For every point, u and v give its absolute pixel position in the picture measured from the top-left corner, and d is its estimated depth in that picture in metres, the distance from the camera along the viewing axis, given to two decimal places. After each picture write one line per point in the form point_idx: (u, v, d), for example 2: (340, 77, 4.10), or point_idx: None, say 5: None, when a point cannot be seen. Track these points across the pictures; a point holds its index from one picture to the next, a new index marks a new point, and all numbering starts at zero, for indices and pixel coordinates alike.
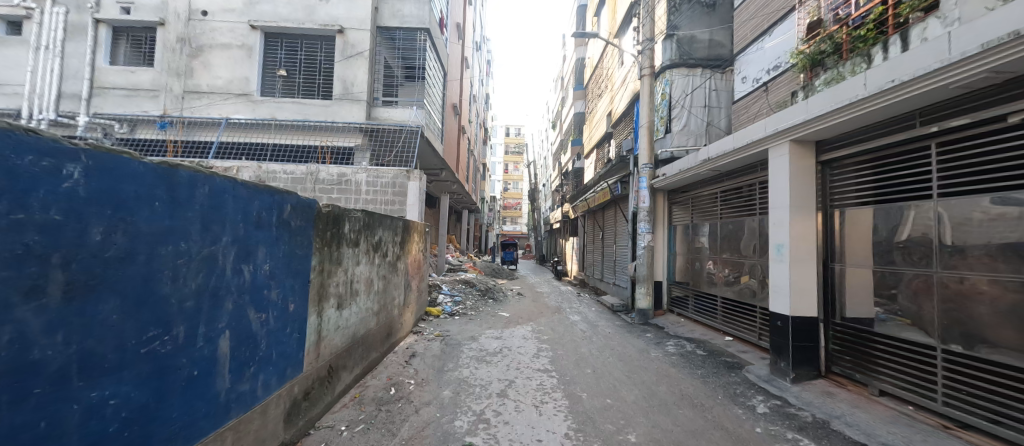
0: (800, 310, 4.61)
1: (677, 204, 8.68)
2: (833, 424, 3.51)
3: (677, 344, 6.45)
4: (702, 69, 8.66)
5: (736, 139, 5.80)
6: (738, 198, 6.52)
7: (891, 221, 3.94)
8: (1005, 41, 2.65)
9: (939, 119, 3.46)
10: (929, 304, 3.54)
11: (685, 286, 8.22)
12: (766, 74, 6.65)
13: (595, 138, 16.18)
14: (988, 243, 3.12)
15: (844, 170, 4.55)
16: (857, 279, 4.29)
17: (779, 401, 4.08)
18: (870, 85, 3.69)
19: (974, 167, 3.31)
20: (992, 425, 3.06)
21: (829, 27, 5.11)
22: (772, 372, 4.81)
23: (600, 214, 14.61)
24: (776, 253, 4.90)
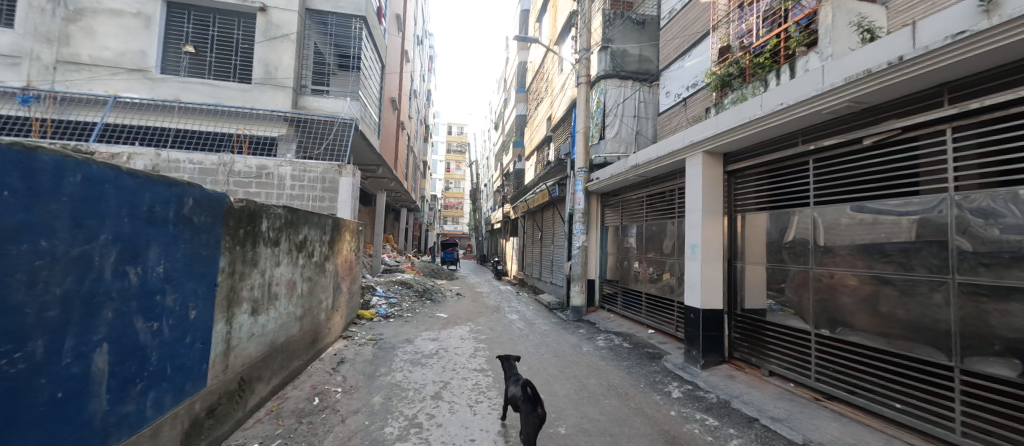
0: (710, 303, 5.16)
1: (609, 206, 9.23)
2: (733, 403, 3.98)
3: (606, 339, 6.84)
4: (632, 82, 9.32)
5: (659, 148, 6.32)
6: (662, 202, 7.11)
7: (780, 224, 4.57)
8: (863, 76, 3.22)
9: (816, 139, 4.11)
10: (807, 296, 4.17)
11: (615, 283, 8.76)
12: (686, 90, 7.35)
13: (536, 140, 16.58)
14: (850, 244, 3.74)
15: (745, 180, 5.20)
16: (755, 275, 4.91)
17: (691, 385, 4.53)
18: (765, 106, 4.26)
19: (839, 180, 3.98)
20: (850, 394, 3.70)
21: (736, 52, 5.79)
22: (686, 360, 5.33)
23: (539, 214, 15.00)
24: (691, 252, 5.41)
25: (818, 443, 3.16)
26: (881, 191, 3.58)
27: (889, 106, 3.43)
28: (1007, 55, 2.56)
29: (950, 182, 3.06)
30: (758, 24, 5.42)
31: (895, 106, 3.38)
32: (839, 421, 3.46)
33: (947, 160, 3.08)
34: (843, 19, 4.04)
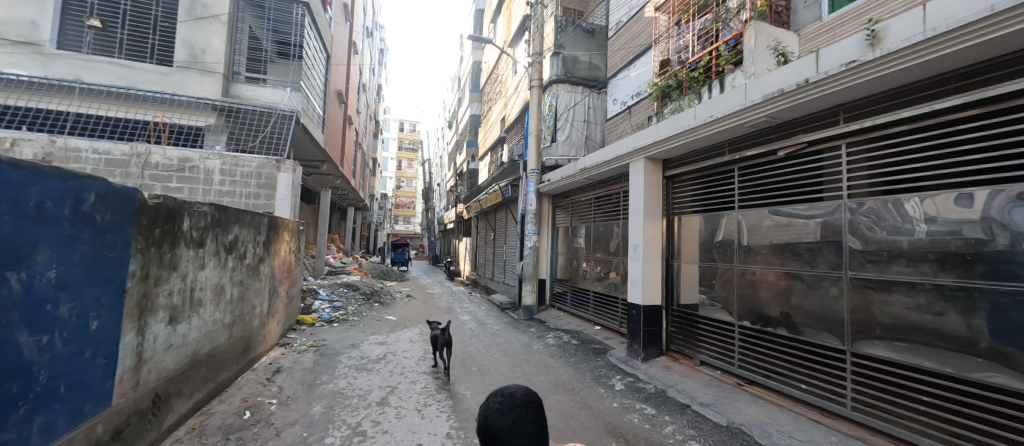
0: (650, 300, 5.50)
1: (560, 208, 9.50)
2: (669, 392, 4.28)
3: (556, 336, 7.03)
4: (582, 88, 9.67)
5: (605, 153, 6.64)
6: (608, 204, 7.45)
7: (711, 225, 4.98)
8: (777, 94, 3.63)
9: (740, 149, 4.55)
10: (732, 291, 4.59)
11: (565, 282, 9.03)
12: (631, 98, 7.77)
13: (489, 141, 16.61)
14: (769, 244, 4.18)
15: (680, 185, 5.62)
16: (689, 272, 5.31)
17: (632, 378, 4.80)
18: (698, 117, 4.64)
19: (759, 186, 4.43)
20: (765, 378, 4.14)
21: (675, 66, 6.23)
22: (628, 354, 5.64)
23: (492, 215, 15.04)
24: (633, 252, 5.73)
25: (739, 423, 3.50)
26: (792, 197, 4.04)
27: (798, 122, 3.89)
28: (885, 82, 3.03)
29: (844, 190, 3.53)
30: (693, 41, 5.88)
31: (802, 122, 3.85)
32: (757, 403, 3.86)
33: (842, 170, 3.56)
34: (763, 41, 4.51)
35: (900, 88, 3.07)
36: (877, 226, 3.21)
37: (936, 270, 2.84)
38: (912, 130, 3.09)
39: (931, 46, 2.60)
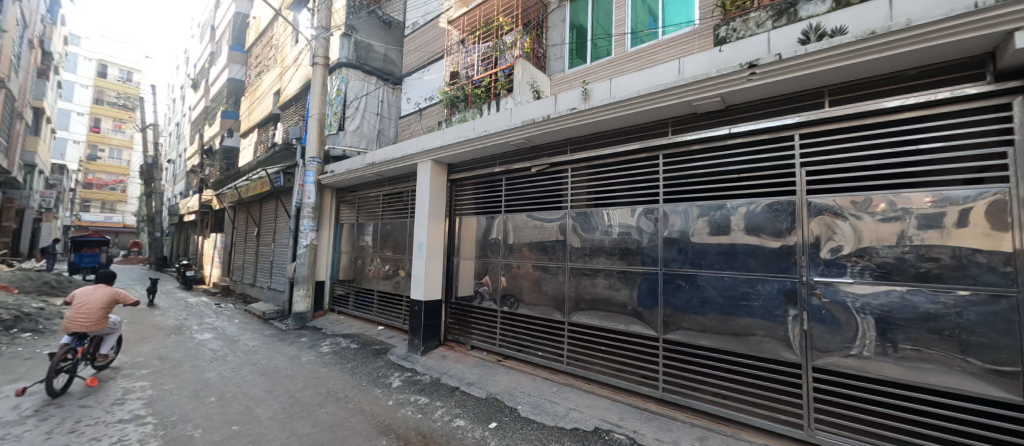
0: (431, 295, 5.80)
1: (345, 203, 8.73)
2: (442, 379, 4.64)
3: (332, 343, 6.40)
4: (376, 79, 9.33)
5: (394, 150, 6.56)
6: (397, 202, 7.36)
7: (485, 226, 5.69)
8: (531, 122, 4.51)
9: (507, 163, 5.40)
10: (498, 282, 5.40)
11: (348, 283, 8.36)
12: (423, 101, 8.00)
13: (256, 116, 13.55)
14: (525, 242, 5.15)
15: (461, 190, 6.15)
16: (466, 268, 5.89)
17: (410, 372, 4.94)
18: (477, 130, 5.20)
19: (519, 196, 5.37)
20: (517, 351, 5.07)
21: (462, 80, 6.82)
22: (409, 349, 5.75)
23: (256, 207, 12.27)
24: (417, 250, 5.89)
25: (495, 393, 4.15)
26: (541, 206, 5.10)
27: (545, 147, 4.95)
28: (592, 127, 4.24)
29: (571, 202, 4.72)
30: (478, 62, 6.61)
31: (548, 148, 4.92)
32: (509, 373, 4.69)
33: (570, 187, 4.75)
34: (527, 78, 5.54)
35: (601, 133, 4.38)
36: (586, 229, 4.48)
37: (614, 260, 4.21)
38: (605, 163, 4.43)
39: (613, 109, 3.83)
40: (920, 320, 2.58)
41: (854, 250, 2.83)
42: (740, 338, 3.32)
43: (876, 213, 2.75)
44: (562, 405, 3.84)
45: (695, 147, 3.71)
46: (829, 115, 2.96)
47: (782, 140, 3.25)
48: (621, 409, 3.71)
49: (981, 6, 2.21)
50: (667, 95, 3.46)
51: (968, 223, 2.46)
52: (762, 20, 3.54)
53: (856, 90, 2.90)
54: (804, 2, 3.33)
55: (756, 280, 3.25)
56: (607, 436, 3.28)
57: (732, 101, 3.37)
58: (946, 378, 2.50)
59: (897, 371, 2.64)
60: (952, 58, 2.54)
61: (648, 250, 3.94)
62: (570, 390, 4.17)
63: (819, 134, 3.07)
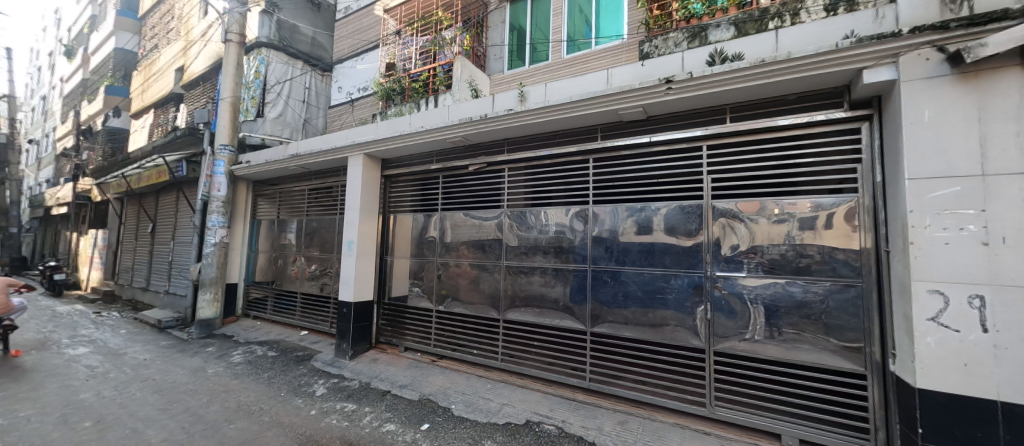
0: (361, 296, 5.51)
1: (263, 197, 7.93)
2: (371, 383, 4.44)
3: (245, 352, 5.78)
4: (302, 63, 8.63)
5: (322, 142, 6.11)
6: (324, 198, 6.86)
7: (421, 223, 5.54)
8: (468, 121, 4.49)
9: (445, 160, 5.33)
10: (434, 281, 5.30)
11: (266, 285, 7.62)
12: (356, 91, 7.56)
13: (153, 95, 11.74)
14: (462, 241, 5.12)
15: (395, 186, 5.92)
16: (400, 267, 5.69)
17: (337, 378, 4.65)
18: (412, 124, 5.05)
19: (456, 194, 5.31)
20: (453, 351, 5.01)
21: (399, 72, 6.57)
22: (336, 354, 5.41)
23: (151, 199, 10.63)
24: (346, 249, 5.56)
25: (428, 394, 4.08)
26: (478, 204, 5.10)
27: (483, 146, 4.97)
28: (529, 128, 4.34)
29: (508, 201, 4.80)
30: (416, 55, 6.43)
31: (486, 147, 4.94)
32: (444, 373, 4.63)
33: (506, 187, 4.82)
34: (465, 75, 5.48)
35: (538, 135, 4.50)
36: (522, 228, 4.59)
37: (548, 258, 4.36)
38: (541, 164, 4.56)
39: (548, 112, 3.96)
40: (796, 307, 3.05)
41: (749, 248, 3.25)
42: (657, 329, 3.64)
43: (768, 216, 3.19)
44: (496, 401, 3.89)
45: (621, 152, 3.98)
46: (732, 130, 3.36)
47: (694, 150, 3.62)
48: (552, 401, 3.87)
49: (841, 46, 2.64)
50: (597, 102, 3.66)
51: (832, 225, 2.97)
52: (678, 41, 3.92)
53: (752, 109, 3.33)
54: (713, 28, 3.75)
55: (670, 275, 3.60)
56: (537, 428, 3.39)
57: (653, 112, 3.66)
58: (813, 355, 2.99)
59: (779, 351, 3.10)
60: (822, 87, 3.02)
61: (578, 248, 4.16)
62: (504, 386, 4.25)
63: (723, 145, 3.48)
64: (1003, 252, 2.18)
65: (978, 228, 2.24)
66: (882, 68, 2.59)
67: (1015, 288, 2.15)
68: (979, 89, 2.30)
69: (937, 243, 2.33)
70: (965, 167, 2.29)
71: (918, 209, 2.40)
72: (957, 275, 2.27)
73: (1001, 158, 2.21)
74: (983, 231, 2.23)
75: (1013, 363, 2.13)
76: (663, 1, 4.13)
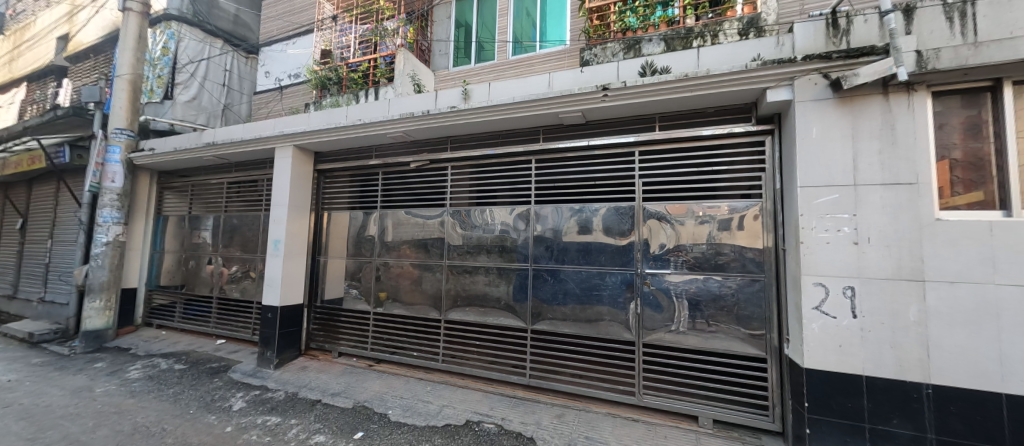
0: (289, 300, 5.08)
1: (171, 190, 7.01)
2: (299, 393, 4.12)
3: (145, 366, 5.06)
4: (222, 43, 7.77)
5: (244, 130, 5.54)
6: (246, 192, 6.23)
7: (359, 222, 5.26)
8: (410, 116, 4.34)
9: (385, 156, 5.12)
10: (372, 282, 5.07)
11: (173, 290, 6.74)
12: (286, 78, 6.97)
13: (24, 65, 9.82)
14: (403, 240, 4.95)
15: (330, 182, 5.55)
16: (334, 268, 5.35)
17: (259, 390, 4.25)
18: (349, 117, 4.77)
19: (397, 192, 5.12)
20: (391, 354, 4.83)
21: (336, 61, 6.18)
22: (258, 364, 4.94)
23: (20, 190, 8.89)
24: (272, 248, 5.10)
25: (363, 401, 3.88)
26: (420, 202, 4.96)
27: (425, 143, 4.84)
28: (471, 127, 4.31)
29: (451, 199, 4.72)
30: (355, 44, 6.09)
31: (428, 144, 4.82)
32: (381, 378, 4.45)
33: (450, 185, 4.74)
34: (408, 68, 5.30)
35: (482, 134, 4.50)
36: (465, 227, 4.55)
37: (491, 257, 4.38)
38: (484, 163, 4.56)
39: (491, 111, 3.97)
40: (713, 300, 3.37)
41: (675, 247, 3.53)
42: (592, 324, 3.82)
43: (691, 218, 3.49)
44: (435, 403, 3.82)
45: (562, 154, 4.10)
46: (661, 137, 3.62)
47: (628, 155, 3.84)
48: (492, 399, 3.89)
49: (752, 67, 2.95)
50: (539, 104, 3.74)
51: (743, 227, 3.33)
52: (615, 51, 4.15)
53: (678, 119, 3.61)
54: (646, 42, 4.01)
55: (605, 273, 3.80)
56: (477, 427, 3.38)
57: (591, 117, 3.83)
58: (725, 343, 3.32)
59: (697, 341, 3.40)
60: (735, 103, 3.37)
61: (521, 247, 4.22)
62: (444, 388, 4.18)
63: (653, 152, 3.74)
64: (867, 250, 2.60)
65: (851, 229, 2.65)
66: (781, 89, 2.96)
67: (876, 279, 2.57)
68: (852, 112, 2.72)
69: (821, 242, 2.71)
70: (842, 178, 2.70)
71: (807, 213, 2.77)
72: (835, 269, 2.66)
73: (868, 171, 2.64)
74: (855, 232, 2.64)
75: (874, 342, 2.55)
76: (603, 12, 4.34)
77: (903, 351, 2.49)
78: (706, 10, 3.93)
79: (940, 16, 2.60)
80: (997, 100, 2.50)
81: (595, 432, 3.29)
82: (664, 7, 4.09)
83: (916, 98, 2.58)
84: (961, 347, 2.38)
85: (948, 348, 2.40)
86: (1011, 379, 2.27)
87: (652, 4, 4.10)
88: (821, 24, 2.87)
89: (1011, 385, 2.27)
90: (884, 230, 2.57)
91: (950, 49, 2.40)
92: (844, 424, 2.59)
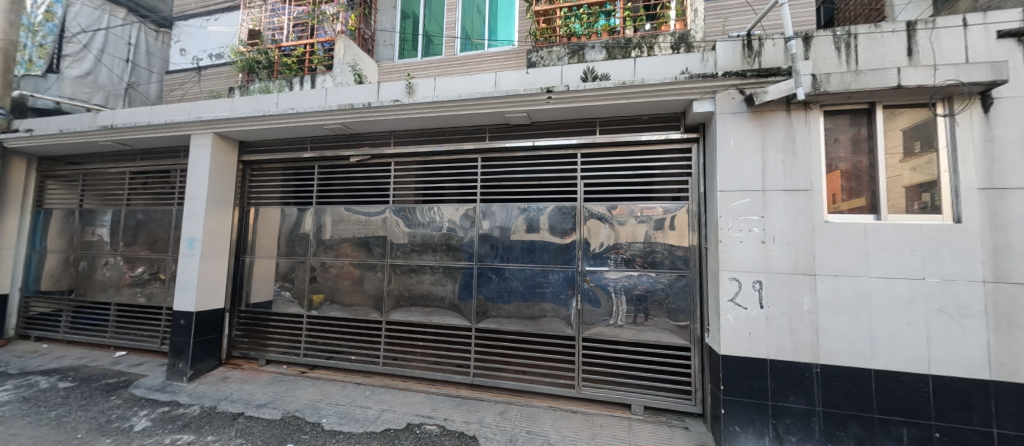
0: (206, 304, 4.58)
1: (56, 179, 5.99)
2: (218, 407, 3.74)
3: (18, 386, 4.28)
4: (125, 12, 6.79)
5: (152, 113, 4.89)
6: (155, 184, 5.50)
7: (291, 219, 4.89)
8: (349, 107, 4.11)
9: (322, 148, 4.80)
10: (306, 283, 4.73)
11: (58, 296, 5.77)
12: (206, 58, 6.27)
13: None
14: (341, 238, 4.68)
15: (258, 175, 5.09)
16: (261, 268, 4.92)
17: (168, 406, 3.78)
18: (280, 105, 4.41)
19: (334, 187, 4.82)
20: (327, 359, 4.56)
21: (266, 43, 5.67)
22: (168, 377, 4.40)
23: None
24: (186, 247, 4.56)
25: (293, 411, 3.61)
26: (360, 198, 4.73)
27: (366, 136, 4.62)
28: (416, 122, 4.19)
29: (394, 196, 4.55)
30: (289, 26, 5.63)
31: (369, 138, 4.60)
32: (315, 385, 4.18)
33: (393, 182, 4.57)
34: (348, 57, 5.01)
35: (428, 130, 4.39)
36: (409, 225, 4.42)
37: (437, 256, 4.30)
38: (430, 160, 4.46)
39: (436, 107, 3.88)
40: (646, 295, 3.61)
41: (614, 245, 3.72)
42: (535, 321, 3.91)
43: (628, 219, 3.70)
44: (375, 408, 3.67)
45: (508, 153, 4.14)
46: (601, 140, 3.79)
47: (571, 157, 3.98)
48: (435, 400, 3.83)
49: (680, 79, 3.20)
50: (485, 103, 3.73)
51: (672, 227, 3.60)
52: (560, 55, 4.25)
53: (617, 124, 3.80)
54: (589, 48, 4.17)
55: (548, 271, 3.90)
56: (418, 430, 3.31)
57: (536, 119, 3.91)
58: (656, 334, 3.58)
59: (631, 333, 3.62)
60: (667, 112, 3.63)
61: (466, 246, 4.20)
62: (385, 391, 4.03)
63: (594, 154, 3.90)
64: (773, 248, 2.94)
65: (760, 229, 2.97)
66: (705, 101, 3.24)
67: (779, 274, 2.91)
68: (762, 126, 3.05)
69: (736, 241, 3.01)
70: (753, 184, 3.02)
71: (725, 215, 3.06)
72: (747, 265, 2.98)
73: (774, 178, 2.98)
74: (763, 232, 2.96)
75: (777, 329, 2.89)
76: (550, 15, 4.44)
77: (799, 336, 2.85)
78: (643, 22, 4.18)
79: (831, 45, 3.00)
80: (872, 121, 2.95)
81: (536, 426, 3.36)
82: (606, 16, 4.29)
83: (812, 116, 2.97)
84: (843, 331, 2.78)
85: (832, 333, 2.79)
86: (878, 357, 2.70)
87: (596, 12, 4.29)
88: (739, 45, 3.18)
89: (878, 361, 2.70)
90: (786, 230, 2.92)
91: (837, 74, 2.78)
92: (752, 403, 2.91)
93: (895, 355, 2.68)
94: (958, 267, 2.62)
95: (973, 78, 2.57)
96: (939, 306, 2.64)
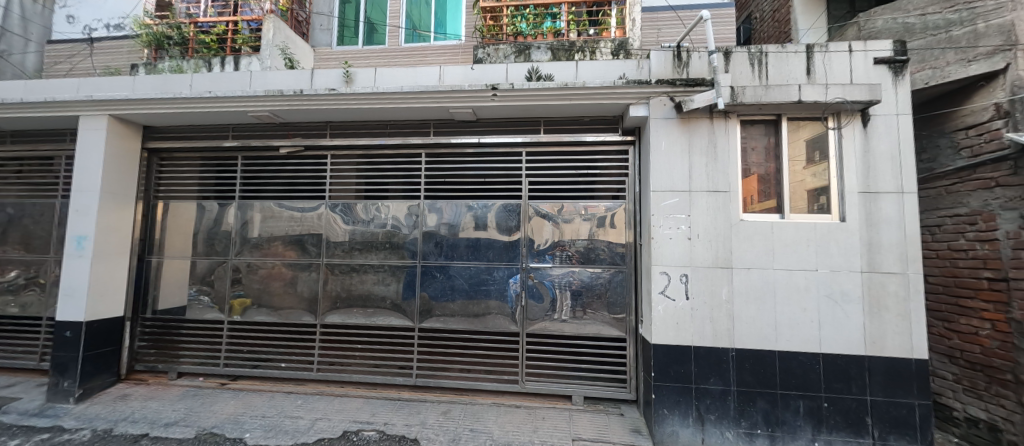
0: (99, 313, 3.96)
1: None
2: (115, 429, 3.26)
3: None
4: None
5: (27, 90, 4.12)
6: (30, 172, 4.64)
7: (209, 214, 4.40)
8: (277, 93, 3.78)
9: (246, 137, 4.35)
10: (227, 286, 4.29)
11: None
12: (101, 28, 5.42)
13: None
14: (269, 236, 4.30)
15: (168, 165, 4.52)
16: (172, 270, 4.39)
17: (47, 433, 3.22)
18: (195, 87, 3.94)
19: (261, 180, 4.41)
20: (252, 368, 4.18)
21: (179, 16, 5.03)
22: (48, 399, 3.76)
23: None
24: (73, 247, 3.91)
25: (210, 428, 3.26)
26: (292, 192, 4.39)
27: (299, 126, 4.28)
28: (354, 114, 3.97)
29: (332, 191, 4.29)
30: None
31: (302, 128, 4.27)
32: (237, 397, 3.82)
33: (330, 175, 4.29)
34: (278, 40, 4.60)
35: (367, 122, 4.17)
36: (348, 222, 4.19)
37: (379, 255, 4.12)
38: (371, 153, 4.25)
39: (376, 98, 3.70)
40: (587, 290, 3.76)
41: (558, 242, 3.83)
42: (479, 319, 3.90)
43: (569, 216, 3.83)
44: (307, 418, 3.43)
45: (453, 149, 4.08)
46: (546, 140, 3.86)
47: (517, 155, 4.01)
48: (374, 405, 3.68)
49: (618, 84, 3.35)
50: (428, 96, 3.62)
51: (611, 225, 3.79)
52: (507, 54, 4.30)
53: (560, 124, 3.90)
54: (534, 49, 4.26)
55: (493, 268, 3.91)
56: (354, 437, 3.15)
57: (482, 115, 3.88)
58: (594, 327, 3.74)
59: (572, 328, 3.75)
60: (607, 115, 3.80)
61: (409, 243, 4.07)
62: (318, 399, 3.80)
63: (538, 153, 3.97)
64: (697, 244, 3.20)
65: (686, 227, 3.22)
66: (640, 106, 3.45)
67: (702, 268, 3.18)
68: (688, 131, 3.31)
69: (666, 238, 3.24)
70: (680, 185, 3.26)
71: (657, 214, 3.27)
72: (675, 260, 3.22)
73: (698, 179, 3.24)
74: (689, 229, 3.22)
75: (700, 318, 3.15)
76: (496, 13, 4.43)
77: (718, 324, 3.14)
78: (587, 27, 4.31)
79: (746, 61, 3.33)
80: (778, 131, 3.32)
81: (479, 424, 3.36)
82: (552, 18, 4.38)
83: (730, 124, 3.28)
84: (753, 318, 3.10)
85: (745, 319, 3.11)
86: (780, 339, 3.06)
87: (542, 14, 4.36)
88: (669, 55, 3.42)
89: (780, 343, 3.05)
90: (708, 227, 3.20)
91: (751, 88, 3.09)
92: (678, 387, 3.15)
93: (793, 337, 3.05)
94: (842, 259, 3.05)
95: (855, 97, 2.99)
96: (828, 293, 3.05)
